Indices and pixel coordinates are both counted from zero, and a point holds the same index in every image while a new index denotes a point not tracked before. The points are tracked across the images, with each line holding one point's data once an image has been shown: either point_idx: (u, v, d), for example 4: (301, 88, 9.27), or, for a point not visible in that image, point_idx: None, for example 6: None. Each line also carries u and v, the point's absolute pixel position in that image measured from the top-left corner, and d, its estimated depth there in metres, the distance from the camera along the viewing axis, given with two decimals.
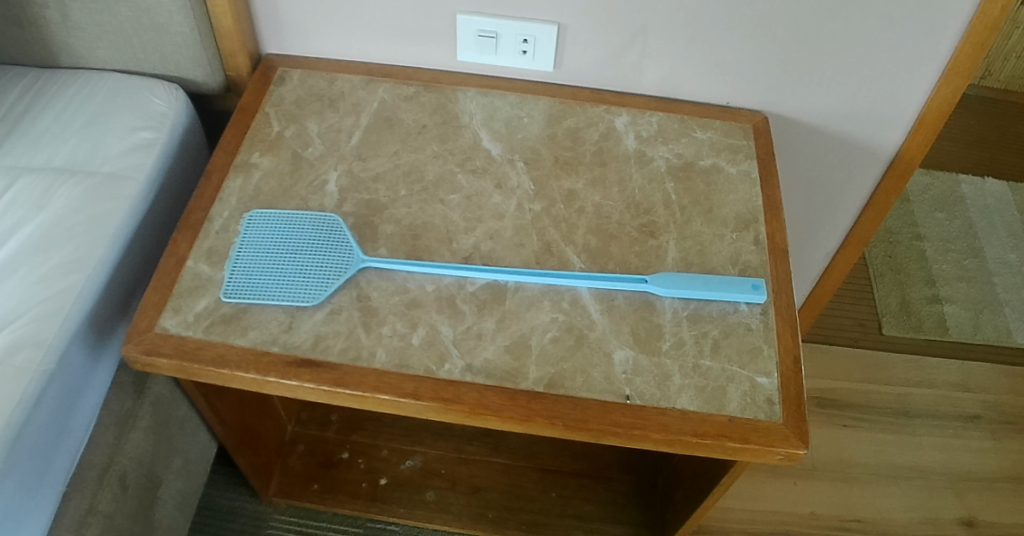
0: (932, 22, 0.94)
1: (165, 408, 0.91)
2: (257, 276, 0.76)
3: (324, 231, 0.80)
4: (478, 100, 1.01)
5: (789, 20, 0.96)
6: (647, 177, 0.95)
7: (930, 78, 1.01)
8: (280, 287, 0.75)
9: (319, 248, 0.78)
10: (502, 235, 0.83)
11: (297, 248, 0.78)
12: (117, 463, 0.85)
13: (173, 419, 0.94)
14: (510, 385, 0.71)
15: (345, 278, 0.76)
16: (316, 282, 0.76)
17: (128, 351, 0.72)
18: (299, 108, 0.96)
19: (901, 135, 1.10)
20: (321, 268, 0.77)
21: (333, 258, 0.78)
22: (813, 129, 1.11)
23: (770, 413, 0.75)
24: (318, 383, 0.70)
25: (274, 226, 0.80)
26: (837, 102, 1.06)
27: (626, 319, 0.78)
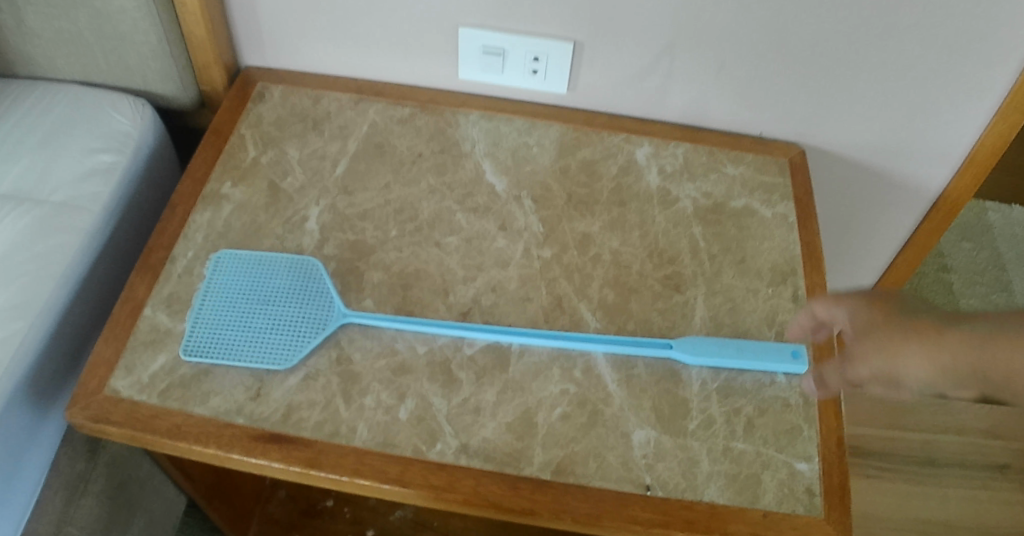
0: (994, 50, 0.83)
1: (122, 470, 0.82)
2: (223, 331, 0.66)
3: (301, 278, 0.70)
4: (482, 125, 0.91)
5: (833, 43, 0.86)
6: (672, 220, 0.85)
7: (986, 113, 0.91)
8: (249, 346, 0.65)
9: (296, 300, 0.68)
10: (506, 287, 0.73)
11: (271, 297, 0.68)
12: (65, 534, 0.76)
13: (134, 478, 0.86)
14: (511, 470, 0.61)
15: (323, 335, 0.66)
16: (290, 341, 0.66)
17: (71, 417, 0.61)
18: (280, 131, 0.86)
19: (949, 173, 0.99)
20: (297, 324, 0.67)
21: (311, 311, 0.67)
22: (854, 165, 1.01)
23: (810, 507, 0.64)
24: (289, 463, 0.59)
25: (245, 271, 0.70)
26: (882, 135, 0.96)
27: (647, 391, 0.68)
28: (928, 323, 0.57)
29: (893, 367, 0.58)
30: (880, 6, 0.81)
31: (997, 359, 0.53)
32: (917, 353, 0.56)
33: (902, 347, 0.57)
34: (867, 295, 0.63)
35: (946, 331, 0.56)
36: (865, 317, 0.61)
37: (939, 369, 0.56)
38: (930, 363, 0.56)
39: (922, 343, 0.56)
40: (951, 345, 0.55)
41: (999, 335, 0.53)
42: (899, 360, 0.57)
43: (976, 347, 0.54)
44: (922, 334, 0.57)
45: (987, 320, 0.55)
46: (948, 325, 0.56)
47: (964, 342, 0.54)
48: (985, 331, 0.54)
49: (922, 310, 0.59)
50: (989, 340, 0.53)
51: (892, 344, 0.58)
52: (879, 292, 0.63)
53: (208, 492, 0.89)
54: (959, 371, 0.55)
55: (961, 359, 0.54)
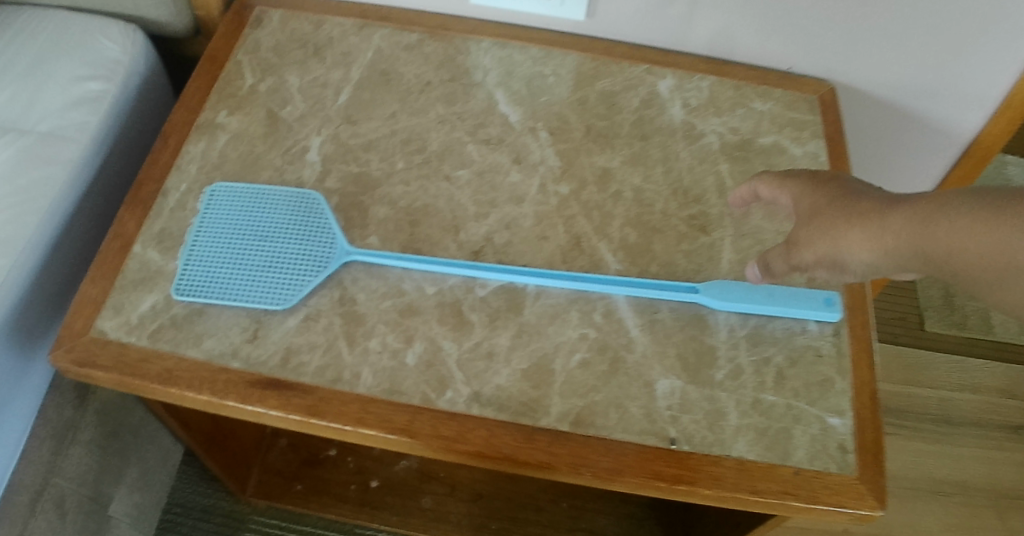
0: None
1: (114, 416, 0.80)
2: (217, 268, 0.61)
3: (300, 214, 0.65)
4: (494, 53, 0.84)
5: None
6: (697, 156, 0.79)
7: None
8: (244, 285, 0.60)
9: (296, 235, 0.63)
10: (521, 225, 0.68)
11: (268, 234, 0.63)
12: (53, 487, 0.72)
13: (127, 427, 0.83)
14: (527, 421, 0.57)
15: (327, 273, 0.61)
16: (290, 280, 0.61)
17: (55, 360, 0.57)
18: (278, 57, 0.80)
19: (983, 117, 0.93)
20: (296, 262, 0.62)
21: (312, 248, 0.63)
22: (885, 106, 0.94)
23: (842, 465, 0.61)
24: (288, 411, 0.55)
25: (240, 206, 0.65)
26: (917, 75, 0.89)
27: (671, 338, 0.64)
28: (871, 204, 0.55)
29: (837, 249, 0.56)
30: None
31: (931, 236, 0.50)
32: (857, 233, 0.54)
33: (845, 228, 0.55)
34: (811, 181, 0.62)
35: (889, 210, 0.53)
36: (811, 202, 0.60)
37: (881, 252, 0.53)
38: (866, 244, 0.54)
39: (860, 223, 0.54)
40: (893, 225, 0.52)
41: (938, 209, 0.50)
42: (841, 243, 0.55)
43: (916, 224, 0.51)
44: (862, 215, 0.55)
45: (926, 197, 0.51)
46: (890, 204, 0.54)
47: (903, 221, 0.52)
48: (926, 206, 0.50)
49: (863, 195, 0.57)
50: (930, 215, 0.50)
51: (833, 228, 0.56)
52: (825, 178, 0.61)
53: (206, 440, 0.85)
54: (900, 251, 0.52)
55: (901, 240, 0.52)
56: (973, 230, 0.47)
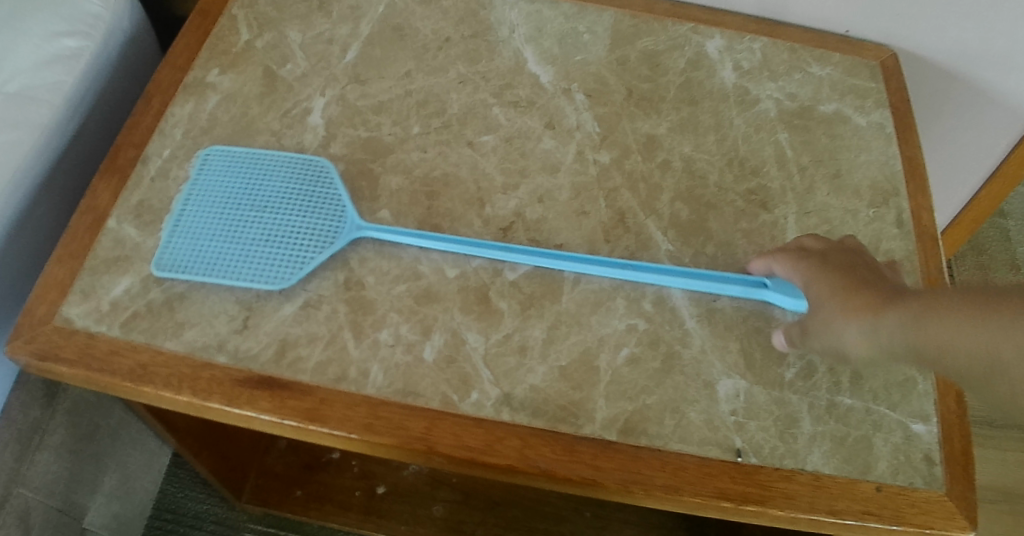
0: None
1: (86, 419, 0.71)
2: (204, 241, 0.52)
3: (306, 181, 0.55)
4: (521, 7, 0.74)
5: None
6: (752, 123, 0.70)
7: None
8: (235, 261, 0.51)
9: (299, 205, 0.54)
10: (556, 198, 0.58)
11: (267, 202, 0.54)
12: (16, 497, 0.64)
13: (102, 429, 0.75)
14: (566, 428, 0.48)
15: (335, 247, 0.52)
16: (289, 256, 0.52)
17: (12, 354, 0.48)
18: (277, 10, 0.70)
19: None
20: (298, 235, 0.53)
21: (317, 220, 0.53)
22: (949, 78, 0.84)
23: (929, 479, 0.51)
24: (283, 416, 0.46)
25: (237, 171, 0.56)
26: (987, 43, 0.79)
27: (733, 330, 0.54)
28: (870, 293, 0.48)
29: (831, 342, 0.49)
30: None
31: (927, 338, 0.43)
32: (849, 326, 0.47)
33: (838, 319, 0.48)
34: (806, 255, 0.53)
35: (889, 304, 0.46)
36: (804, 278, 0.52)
37: (874, 347, 0.46)
38: (858, 337, 0.47)
39: (853, 314, 0.47)
40: (888, 321, 0.45)
41: (940, 308, 0.43)
42: (835, 333, 0.49)
43: (916, 324, 0.44)
44: (857, 304, 0.48)
45: (931, 295, 0.44)
46: (890, 298, 0.47)
47: (901, 318, 0.45)
48: (928, 306, 0.44)
49: (864, 279, 0.50)
50: (930, 315, 0.43)
51: (825, 315, 0.49)
52: (824, 250, 0.54)
53: (195, 442, 0.76)
54: (895, 349, 0.45)
55: (896, 338, 0.45)
56: (973, 335, 0.40)
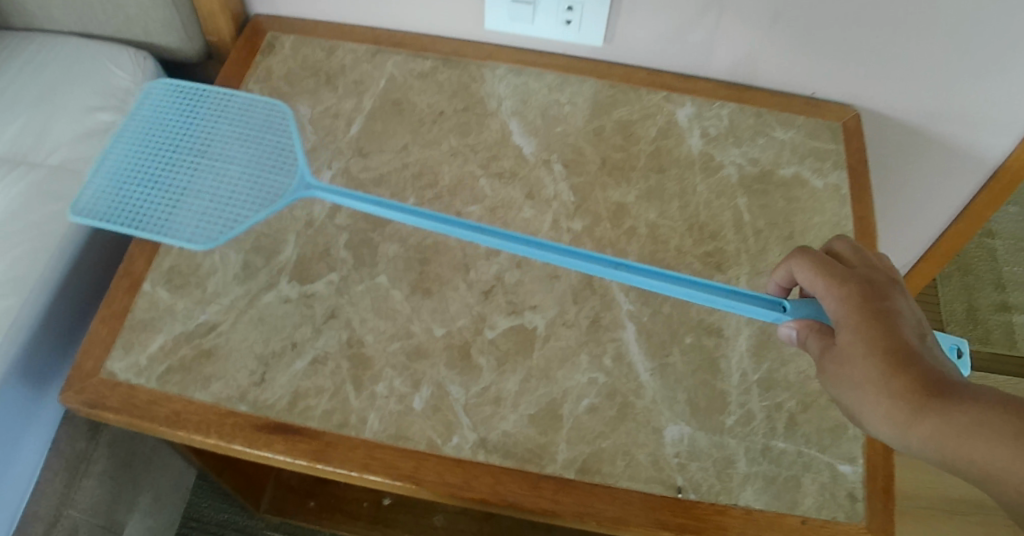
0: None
1: (123, 449, 0.81)
2: (137, 201, 0.64)
3: (238, 163, 0.67)
4: (510, 80, 0.84)
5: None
6: (714, 190, 0.78)
7: None
8: (164, 219, 0.63)
9: (225, 176, 0.66)
10: (531, 263, 0.67)
11: (199, 174, 0.66)
12: (66, 517, 0.73)
13: (137, 456, 0.84)
14: (533, 468, 0.57)
15: (282, 201, 0.64)
16: (224, 213, 0.64)
17: (65, 402, 0.57)
18: (290, 86, 0.81)
19: (1016, 141, 0.87)
20: (224, 202, 0.65)
21: (242, 190, 0.65)
22: (913, 132, 0.89)
23: (851, 513, 0.59)
24: (294, 456, 0.55)
25: (172, 148, 0.67)
26: (948, 99, 0.84)
27: (682, 382, 0.63)
28: (918, 371, 0.47)
29: (857, 410, 0.49)
30: None
31: (973, 457, 0.43)
32: (882, 406, 0.47)
33: (869, 391, 0.48)
34: (861, 295, 0.52)
35: (934, 395, 0.46)
36: (845, 324, 0.51)
37: (900, 437, 0.46)
38: (887, 420, 0.47)
39: (889, 393, 0.47)
40: (926, 422, 0.45)
41: (991, 428, 0.43)
42: (862, 404, 0.48)
43: (959, 436, 0.44)
44: (895, 381, 0.47)
45: (988, 406, 0.44)
46: (933, 385, 0.46)
47: (941, 421, 0.45)
48: (977, 421, 0.44)
49: (916, 350, 0.49)
50: (978, 433, 0.43)
51: (858, 381, 0.49)
52: (880, 293, 0.52)
53: (218, 464, 0.85)
54: (924, 451, 0.45)
55: (932, 443, 0.45)
56: None
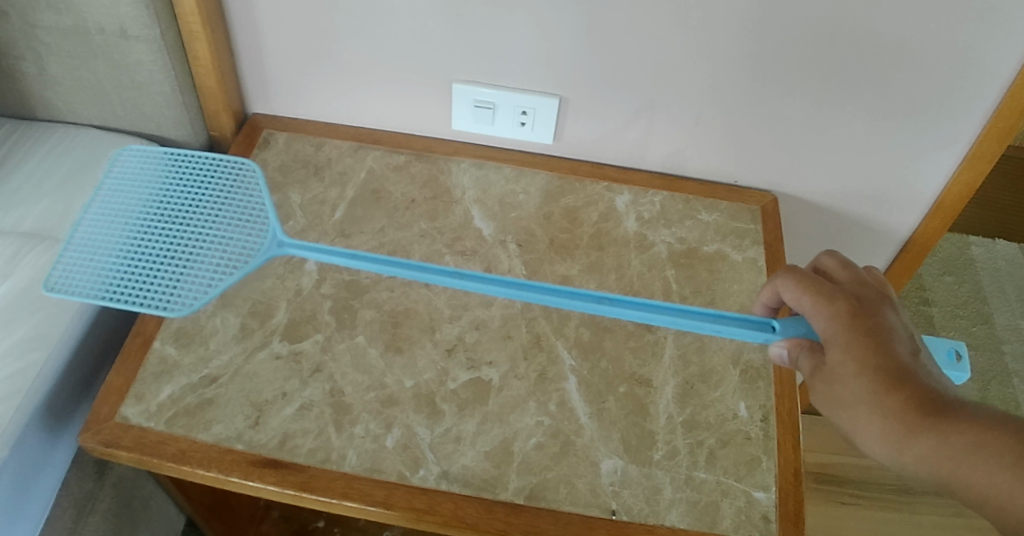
0: (959, 104, 0.87)
1: (128, 488, 0.83)
2: (119, 278, 0.72)
3: (214, 233, 0.76)
4: (473, 173, 0.98)
5: (807, 97, 0.90)
6: (647, 263, 0.92)
7: (950, 162, 0.94)
8: (146, 291, 0.71)
9: (201, 246, 0.75)
10: (489, 326, 0.79)
11: (177, 248, 0.75)
12: None
13: (138, 497, 0.86)
14: (488, 495, 0.67)
15: (258, 262, 0.75)
16: (203, 281, 0.72)
17: (84, 441, 0.66)
18: (284, 176, 0.94)
19: (919, 216, 1.02)
20: (201, 272, 0.73)
21: (218, 258, 0.74)
22: (825, 212, 1.04)
23: (764, 532, 0.70)
24: (283, 487, 0.65)
25: (147, 227, 0.76)
26: (855, 183, 0.99)
27: (616, 423, 0.74)
28: (910, 394, 0.56)
29: (852, 428, 0.58)
30: (838, 67, 0.86)
31: (961, 478, 0.51)
32: (877, 426, 0.56)
33: (862, 410, 0.57)
34: (853, 312, 0.62)
35: (925, 417, 0.54)
36: (836, 345, 0.61)
37: (891, 455, 0.55)
38: (879, 438, 0.56)
39: (882, 413, 0.56)
40: (916, 444, 0.53)
41: (976, 451, 0.51)
42: (856, 422, 0.57)
43: (946, 455, 0.52)
44: (885, 404, 0.56)
45: (978, 433, 0.51)
46: (920, 407, 0.55)
47: (931, 441, 0.53)
48: (962, 442, 0.52)
49: (911, 373, 0.57)
50: (964, 453, 0.51)
51: (852, 401, 0.58)
52: (869, 313, 0.62)
53: (207, 512, 0.98)
54: (913, 468, 0.54)
55: (923, 464, 0.53)
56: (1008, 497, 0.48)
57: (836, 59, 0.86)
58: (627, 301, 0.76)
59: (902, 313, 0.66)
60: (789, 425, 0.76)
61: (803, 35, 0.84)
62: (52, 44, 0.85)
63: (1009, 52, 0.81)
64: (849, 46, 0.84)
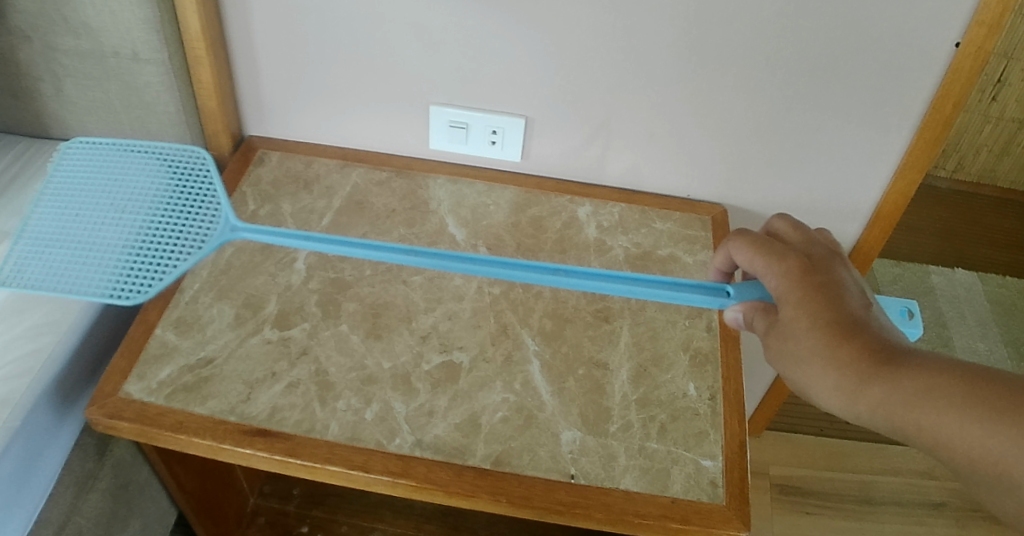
0: (890, 117, 0.98)
1: (125, 471, 0.89)
2: (76, 271, 0.78)
3: (165, 226, 0.82)
4: (448, 188, 1.08)
5: (749, 116, 1.00)
6: (605, 265, 1.01)
7: (886, 172, 1.04)
8: (101, 282, 0.77)
9: (153, 239, 0.81)
10: (460, 317, 0.87)
11: (130, 243, 0.80)
12: (73, 523, 0.82)
13: (134, 482, 0.92)
14: (458, 461, 0.74)
15: (211, 246, 0.80)
16: (156, 272, 0.78)
17: (90, 413, 0.73)
18: (275, 189, 1.03)
19: (861, 226, 1.12)
20: (155, 264, 0.79)
21: (170, 250, 0.80)
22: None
23: (713, 496, 0.76)
24: (272, 452, 0.72)
25: (100, 221, 0.81)
26: (800, 195, 1.09)
27: (575, 400, 0.81)
28: (862, 348, 0.62)
29: (808, 383, 0.64)
30: (777, 87, 0.97)
31: (914, 422, 0.58)
32: (832, 378, 0.62)
33: (818, 366, 0.63)
34: (802, 271, 0.69)
35: (878, 368, 0.60)
36: (788, 301, 0.67)
37: (848, 405, 0.61)
38: (834, 388, 0.62)
39: (836, 364, 0.62)
40: (870, 393, 0.60)
41: (925, 395, 0.57)
42: (813, 377, 0.63)
43: (897, 400, 0.58)
44: (838, 354, 0.62)
45: (926, 379, 0.58)
46: (870, 356, 0.61)
47: (884, 389, 0.59)
48: (912, 387, 0.58)
49: (863, 327, 0.64)
50: (914, 398, 0.58)
51: (807, 355, 0.63)
52: (818, 272, 0.69)
53: (200, 513, 1.05)
54: (867, 415, 0.60)
55: (878, 412, 0.59)
56: (953, 434, 0.55)
57: (773, 80, 0.96)
58: (582, 273, 0.80)
59: (851, 268, 0.73)
60: (734, 403, 0.83)
61: (744, 58, 0.94)
62: (70, 66, 0.95)
63: (927, 70, 0.92)
64: (782, 70, 0.95)
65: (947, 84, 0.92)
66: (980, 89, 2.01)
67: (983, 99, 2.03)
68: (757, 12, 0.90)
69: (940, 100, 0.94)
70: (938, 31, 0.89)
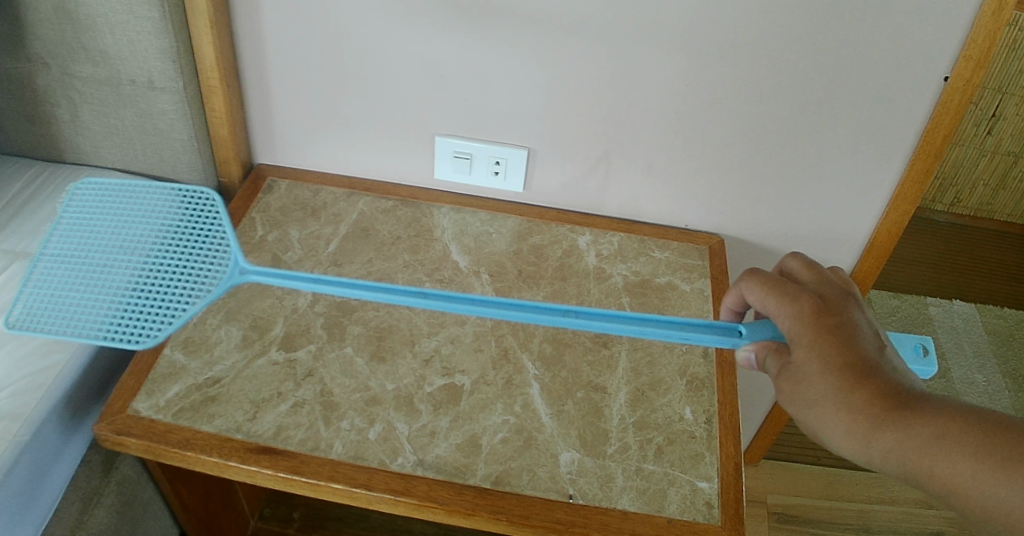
0: (881, 150, 1.01)
1: (131, 489, 0.90)
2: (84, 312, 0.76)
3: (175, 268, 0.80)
4: (451, 216, 1.11)
5: (745, 149, 1.04)
6: (604, 292, 1.03)
7: (878, 204, 1.07)
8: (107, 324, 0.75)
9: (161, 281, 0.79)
10: (462, 340, 0.89)
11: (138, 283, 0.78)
12: None
13: (139, 500, 0.93)
14: (458, 480, 0.75)
15: (219, 289, 0.78)
16: (162, 315, 0.76)
17: (98, 429, 0.75)
18: (283, 215, 1.06)
19: (854, 256, 1.14)
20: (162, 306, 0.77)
21: (178, 293, 0.78)
22: (768, 254, 1.15)
23: (708, 516, 0.77)
24: (277, 469, 0.73)
25: (111, 261, 0.80)
26: (795, 226, 1.11)
27: (574, 423, 0.83)
28: (875, 393, 0.60)
29: (819, 426, 0.62)
30: (772, 119, 1.00)
31: (926, 467, 0.56)
32: (844, 422, 0.60)
33: (831, 413, 0.60)
34: (816, 310, 0.65)
35: (891, 415, 0.59)
36: (802, 342, 0.64)
37: (859, 451, 0.59)
38: (846, 433, 0.60)
39: (849, 408, 0.60)
40: (883, 440, 0.58)
41: (940, 442, 0.56)
42: (825, 423, 0.61)
43: (912, 446, 0.57)
44: (851, 399, 0.60)
45: (941, 425, 0.56)
46: (884, 401, 0.59)
47: (897, 435, 0.58)
48: (927, 434, 0.57)
49: (878, 371, 0.62)
50: (929, 445, 0.56)
51: (819, 399, 0.61)
52: (829, 311, 0.66)
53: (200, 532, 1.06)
54: (880, 462, 0.59)
55: (891, 457, 0.58)
56: (966, 480, 0.54)
57: (767, 113, 0.99)
58: (591, 313, 0.76)
59: (864, 308, 0.69)
60: (728, 428, 0.85)
61: (739, 92, 0.98)
62: (87, 94, 0.99)
63: (917, 103, 0.96)
64: (775, 103, 0.98)
65: (936, 117, 0.96)
66: (977, 123, 2.03)
67: (979, 133, 2.05)
68: (750, 48, 0.94)
69: (930, 132, 0.97)
70: (926, 68, 0.92)
